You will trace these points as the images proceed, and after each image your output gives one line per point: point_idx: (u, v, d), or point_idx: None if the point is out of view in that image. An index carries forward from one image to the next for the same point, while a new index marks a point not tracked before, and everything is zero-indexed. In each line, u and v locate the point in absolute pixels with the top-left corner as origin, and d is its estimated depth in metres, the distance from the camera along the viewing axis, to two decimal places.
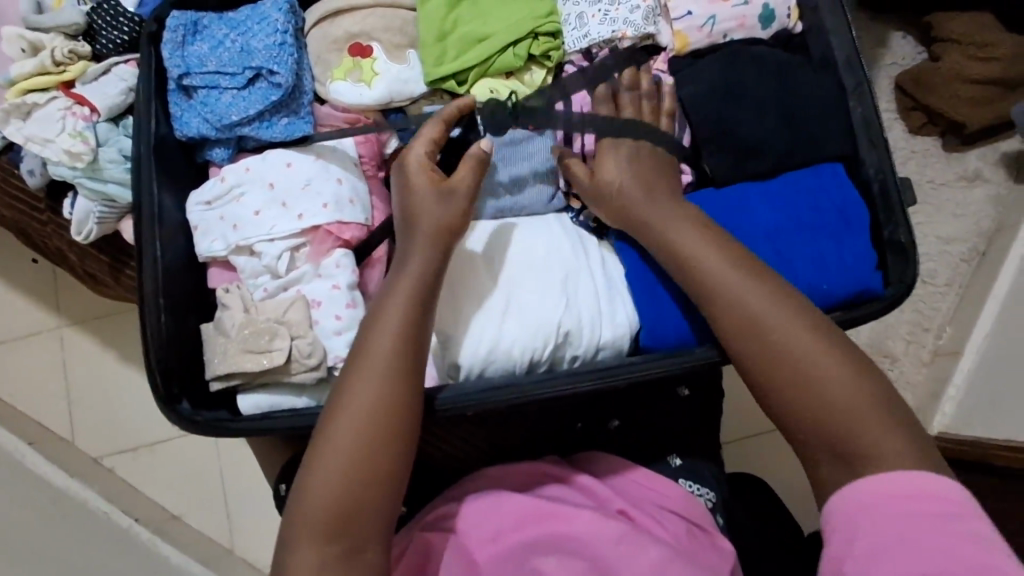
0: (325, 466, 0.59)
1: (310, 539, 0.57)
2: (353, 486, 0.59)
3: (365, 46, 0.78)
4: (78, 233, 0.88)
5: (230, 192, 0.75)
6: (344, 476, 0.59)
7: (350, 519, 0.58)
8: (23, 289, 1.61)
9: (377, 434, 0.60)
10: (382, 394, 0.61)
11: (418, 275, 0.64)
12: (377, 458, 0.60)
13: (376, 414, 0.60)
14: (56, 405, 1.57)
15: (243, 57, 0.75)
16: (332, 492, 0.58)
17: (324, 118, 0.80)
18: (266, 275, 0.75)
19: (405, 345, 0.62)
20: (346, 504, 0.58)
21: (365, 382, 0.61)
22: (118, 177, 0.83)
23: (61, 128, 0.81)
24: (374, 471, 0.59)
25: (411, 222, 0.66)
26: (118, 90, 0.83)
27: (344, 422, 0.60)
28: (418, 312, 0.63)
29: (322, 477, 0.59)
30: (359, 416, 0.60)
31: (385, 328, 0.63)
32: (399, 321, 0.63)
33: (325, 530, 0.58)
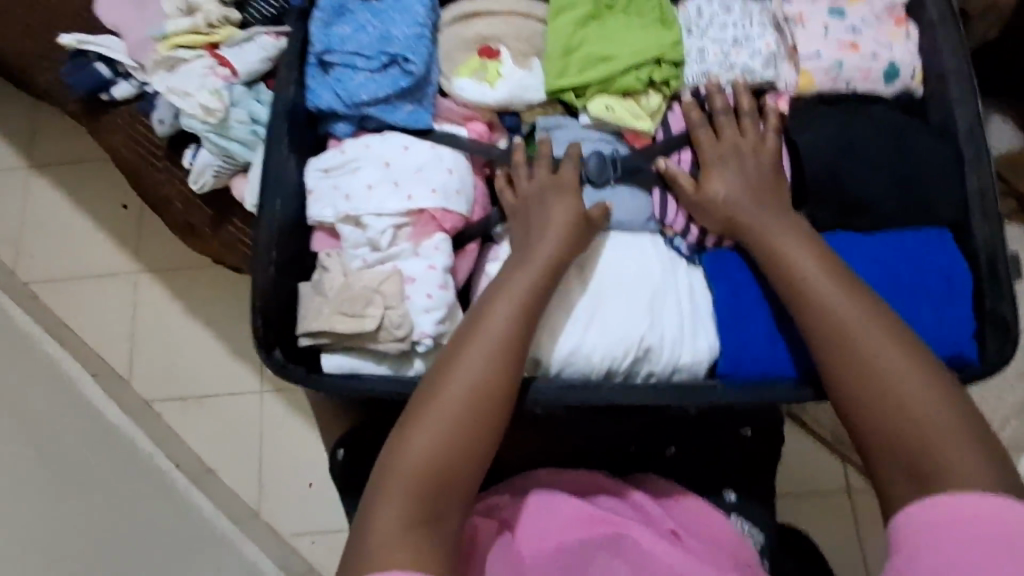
0: (424, 431, 0.62)
1: (399, 494, 0.60)
2: (447, 454, 0.62)
3: (494, 49, 0.83)
4: (194, 183, 0.94)
5: (348, 163, 0.80)
6: (440, 444, 0.62)
7: (439, 486, 0.61)
8: (111, 231, 1.72)
9: (477, 413, 0.63)
10: (490, 374, 0.64)
11: (537, 275, 0.69)
12: (471, 435, 0.63)
13: (481, 393, 0.64)
14: (120, 345, 1.65)
15: (382, 43, 0.80)
16: (430, 455, 0.62)
17: (444, 110, 0.84)
18: (366, 247, 0.79)
19: (512, 334, 0.66)
20: (441, 470, 0.61)
21: (477, 359, 0.65)
22: (243, 137, 0.89)
23: (203, 85, 0.87)
24: (468, 447, 0.63)
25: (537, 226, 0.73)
26: (258, 58, 0.89)
27: (446, 393, 0.64)
28: (527, 310, 0.68)
29: (419, 442, 0.62)
30: (466, 390, 0.64)
31: (501, 315, 0.67)
32: (515, 311, 0.67)
33: (418, 491, 0.60)
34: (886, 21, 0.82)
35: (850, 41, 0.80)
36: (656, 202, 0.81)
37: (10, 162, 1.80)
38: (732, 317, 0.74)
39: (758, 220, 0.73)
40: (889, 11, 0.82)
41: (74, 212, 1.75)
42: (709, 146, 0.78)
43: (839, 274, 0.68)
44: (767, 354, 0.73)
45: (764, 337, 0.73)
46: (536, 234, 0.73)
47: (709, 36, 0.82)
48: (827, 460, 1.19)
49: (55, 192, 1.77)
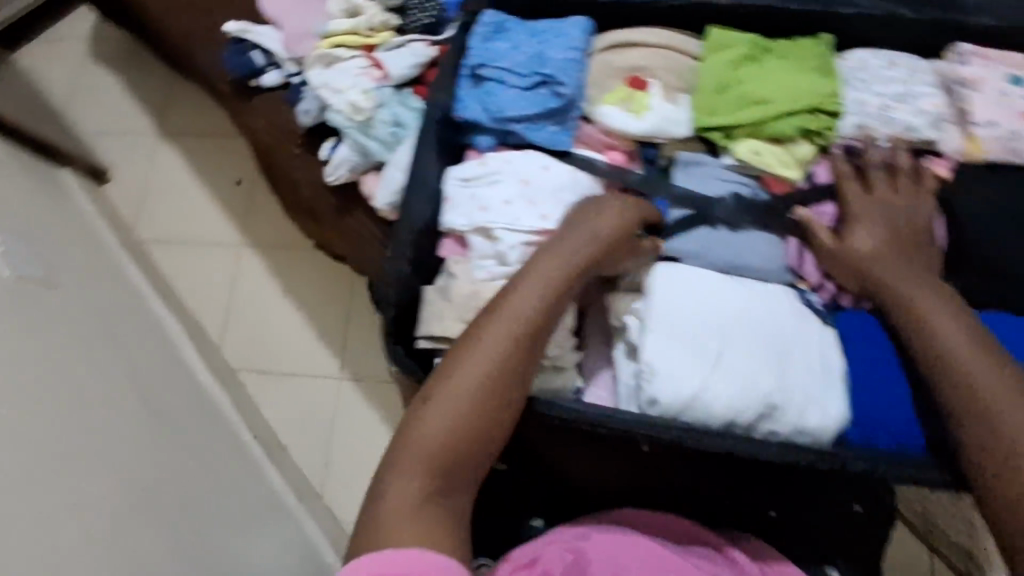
0: (440, 410, 0.65)
1: (415, 469, 0.63)
2: (465, 435, 0.64)
3: (644, 80, 0.83)
4: (330, 174, 0.97)
5: (487, 176, 0.82)
6: (459, 425, 0.64)
7: (454, 463, 0.64)
8: (223, 203, 1.83)
9: (496, 398, 0.66)
10: (506, 363, 0.67)
11: (562, 271, 0.70)
12: (484, 420, 0.65)
13: (498, 378, 0.66)
14: (216, 311, 1.73)
15: (536, 63, 0.81)
16: (444, 436, 0.64)
17: (585, 136, 0.84)
18: (494, 261, 0.80)
19: (531, 328, 0.68)
20: (452, 451, 0.64)
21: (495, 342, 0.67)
22: (383, 137, 0.92)
23: (355, 84, 0.92)
24: (481, 427, 0.65)
25: (584, 225, 0.72)
26: (410, 64, 0.92)
27: (462, 376, 0.66)
28: (547, 304, 0.69)
29: (434, 422, 0.64)
30: (484, 372, 0.66)
31: (525, 301, 0.68)
32: (535, 300, 0.68)
33: (427, 469, 0.63)
34: None
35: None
36: (792, 252, 0.79)
37: (144, 129, 1.94)
38: (867, 386, 0.72)
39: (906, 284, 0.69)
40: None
41: (193, 182, 1.86)
42: (858, 199, 0.75)
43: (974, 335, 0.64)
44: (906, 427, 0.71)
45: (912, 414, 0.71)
46: (573, 229, 0.72)
47: (872, 89, 0.79)
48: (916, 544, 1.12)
49: (179, 161, 1.89)
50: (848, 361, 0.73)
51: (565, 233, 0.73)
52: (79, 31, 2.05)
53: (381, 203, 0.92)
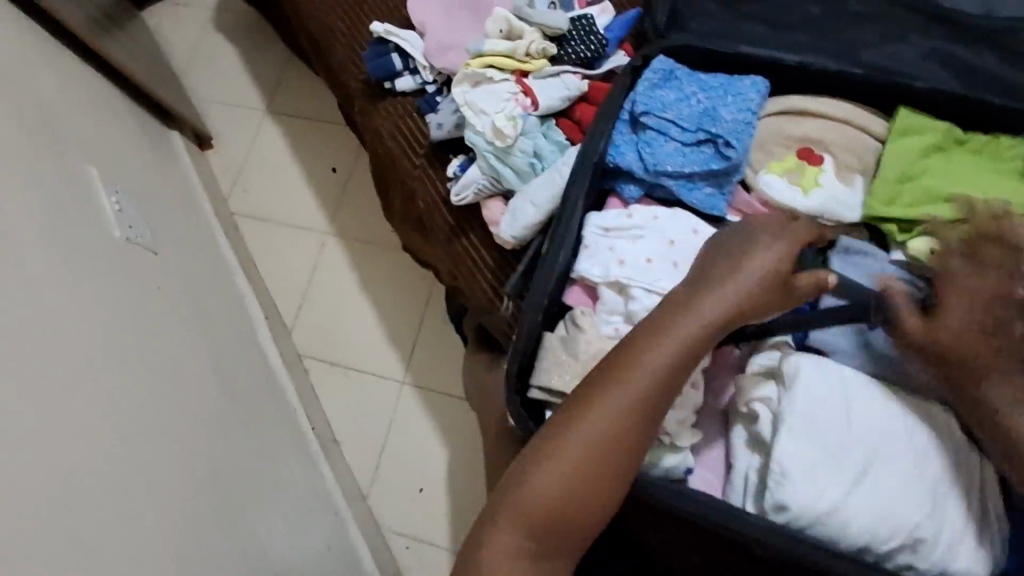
0: (554, 466, 0.61)
1: (515, 524, 0.60)
2: (574, 498, 0.60)
3: (817, 154, 0.77)
4: (456, 194, 0.94)
5: (631, 229, 0.78)
6: (568, 486, 0.60)
7: (559, 525, 0.60)
8: (316, 188, 1.84)
9: (612, 463, 0.61)
10: (629, 424, 0.62)
11: (702, 328, 0.63)
12: (600, 480, 0.61)
13: (618, 439, 0.61)
14: (293, 295, 1.74)
15: (706, 120, 0.77)
16: (555, 494, 0.60)
17: (740, 202, 0.79)
18: (622, 317, 0.76)
19: (661, 388, 0.62)
20: (562, 510, 0.60)
21: (615, 404, 0.62)
22: (519, 166, 0.88)
23: (502, 108, 0.88)
24: (589, 487, 0.61)
25: (712, 282, 0.65)
26: (561, 96, 0.89)
27: (580, 433, 0.61)
28: (683, 363, 0.63)
29: (546, 478, 0.61)
30: (596, 432, 0.61)
31: (657, 359, 0.62)
32: (663, 362, 0.62)
33: (532, 524, 0.60)
34: None
35: None
36: None
37: (252, 103, 1.97)
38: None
39: None
40: None
41: (290, 162, 1.88)
42: None
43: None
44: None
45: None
46: (706, 289, 0.65)
47: None
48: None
49: (281, 139, 1.91)
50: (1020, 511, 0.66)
51: (709, 275, 0.66)
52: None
53: (507, 232, 0.88)
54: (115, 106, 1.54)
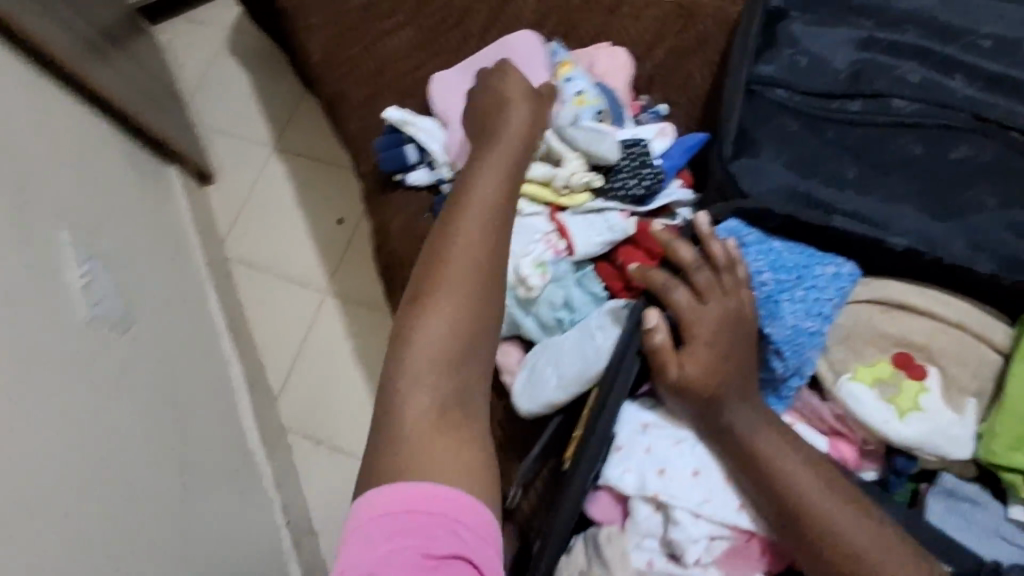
0: (439, 322, 0.60)
1: (421, 376, 0.59)
2: (456, 338, 0.60)
3: (918, 365, 0.62)
4: None
5: (673, 430, 0.64)
6: (454, 326, 0.61)
7: (454, 367, 0.60)
8: (318, 240, 1.69)
9: (482, 299, 0.63)
10: (472, 259, 0.64)
11: (499, 177, 0.69)
12: (472, 324, 0.62)
13: (482, 280, 0.63)
14: (282, 357, 1.60)
15: (764, 313, 0.63)
16: (449, 345, 0.60)
17: (808, 407, 0.65)
18: (657, 542, 0.61)
19: (491, 223, 0.66)
20: (455, 364, 0.60)
21: (467, 234, 0.65)
22: (543, 320, 0.74)
23: (529, 251, 0.74)
24: (478, 332, 0.61)
25: (490, 130, 0.73)
26: (602, 240, 0.73)
27: (446, 283, 0.62)
28: (503, 194, 0.68)
29: (440, 335, 0.60)
30: (466, 275, 0.63)
31: (485, 193, 0.68)
32: (485, 196, 0.67)
33: (435, 386, 0.58)
34: None
35: None
36: None
37: (261, 137, 1.82)
38: None
39: None
40: None
41: (294, 207, 1.74)
42: None
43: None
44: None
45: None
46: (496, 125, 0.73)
47: None
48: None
49: (288, 180, 1.77)
50: None
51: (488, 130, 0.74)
52: (224, 16, 1.95)
53: (524, 406, 0.71)
54: (106, 149, 1.40)
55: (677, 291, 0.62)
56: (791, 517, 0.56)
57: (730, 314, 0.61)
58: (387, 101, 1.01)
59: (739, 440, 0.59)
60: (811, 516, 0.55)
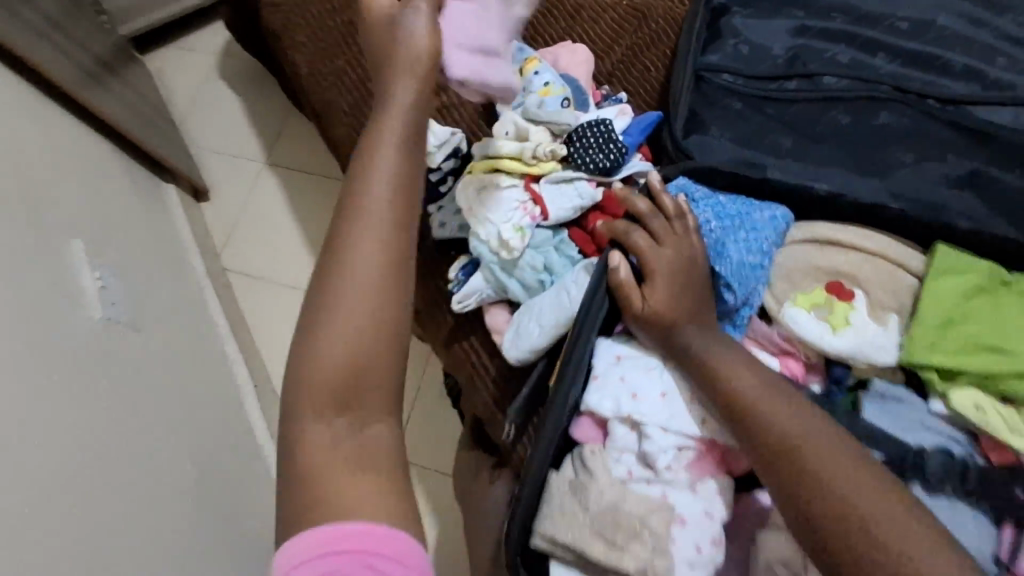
0: (336, 320, 0.57)
1: (319, 404, 0.56)
2: (358, 353, 0.56)
3: (847, 289, 0.73)
4: (456, 302, 0.87)
5: (642, 360, 0.73)
6: (353, 344, 0.56)
7: (355, 391, 0.56)
8: (312, 246, 1.78)
9: (385, 311, 0.57)
10: (370, 255, 0.58)
11: (395, 143, 0.62)
12: (377, 322, 0.57)
13: (382, 270, 0.58)
14: (283, 358, 1.67)
15: (713, 255, 0.74)
16: (350, 345, 0.56)
17: (756, 331, 0.74)
18: (634, 456, 0.71)
19: (385, 206, 0.60)
20: (358, 368, 0.56)
21: (359, 226, 0.59)
22: (527, 281, 0.83)
23: (508, 217, 0.83)
24: (381, 336, 0.57)
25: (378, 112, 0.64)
26: (573, 206, 0.83)
27: (340, 280, 0.57)
28: (404, 171, 0.62)
29: (338, 337, 0.56)
30: (363, 269, 0.57)
31: (380, 173, 0.61)
32: (386, 176, 0.61)
33: (333, 397, 0.56)
34: None
35: None
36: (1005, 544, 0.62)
37: (253, 155, 1.92)
38: None
39: None
40: None
41: (286, 217, 1.83)
42: None
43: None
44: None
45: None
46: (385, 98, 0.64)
47: None
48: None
49: (280, 193, 1.86)
50: None
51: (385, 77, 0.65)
52: (212, 43, 2.05)
53: (512, 354, 0.81)
54: (107, 166, 1.49)
55: (637, 235, 0.73)
56: (738, 417, 0.64)
57: (681, 255, 0.72)
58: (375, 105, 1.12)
59: (695, 355, 0.69)
60: (795, 460, 0.59)
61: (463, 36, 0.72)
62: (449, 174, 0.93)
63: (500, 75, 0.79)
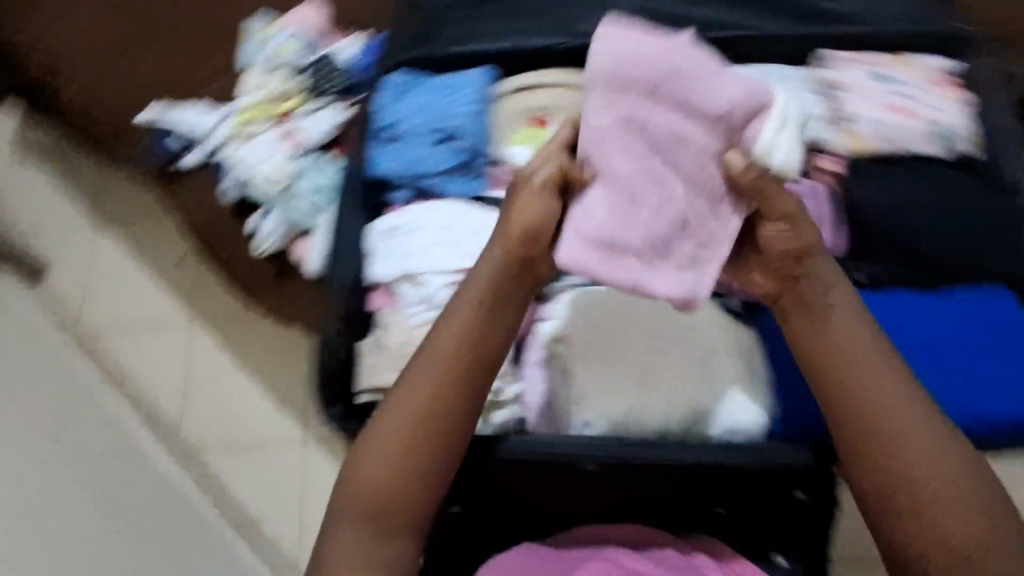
0: (377, 467, 0.66)
1: (352, 511, 0.66)
2: (387, 492, 0.65)
3: (545, 117, 0.88)
4: (259, 249, 0.99)
5: (407, 225, 0.85)
6: (382, 463, 0.66)
7: (385, 508, 0.65)
8: (169, 284, 1.78)
9: (416, 435, 0.66)
10: (420, 417, 0.66)
11: (477, 314, 0.68)
12: (413, 467, 0.66)
13: (416, 425, 0.66)
14: (173, 393, 1.68)
15: (440, 120, 0.88)
16: (378, 486, 0.65)
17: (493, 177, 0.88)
18: (423, 304, 0.82)
19: (450, 374, 0.67)
20: (378, 507, 0.65)
21: (412, 392, 0.67)
22: (308, 205, 0.96)
23: (274, 151, 1.00)
24: (417, 472, 0.66)
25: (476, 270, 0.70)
26: (324, 129, 1.00)
27: (393, 436, 0.66)
28: (482, 328, 0.68)
29: (368, 483, 0.66)
30: (402, 422, 0.66)
31: (451, 327, 0.68)
32: (449, 346, 0.68)
33: (364, 532, 0.65)
34: (934, 86, 0.92)
35: (895, 104, 0.91)
36: None
37: (82, 218, 1.90)
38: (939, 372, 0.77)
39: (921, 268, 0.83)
40: (935, 76, 0.94)
41: (136, 266, 1.82)
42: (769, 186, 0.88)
43: (970, 527, 0.58)
44: (966, 403, 0.76)
45: (963, 385, 0.76)
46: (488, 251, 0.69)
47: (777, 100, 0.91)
48: (859, 523, 1.14)
49: (122, 248, 1.84)
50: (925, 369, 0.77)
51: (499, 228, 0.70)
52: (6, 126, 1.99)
53: (310, 267, 0.95)
54: None
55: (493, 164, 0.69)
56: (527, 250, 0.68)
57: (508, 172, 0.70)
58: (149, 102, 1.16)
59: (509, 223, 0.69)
60: (849, 380, 0.63)
61: (591, 229, 0.62)
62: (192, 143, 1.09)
63: (628, 277, 0.62)
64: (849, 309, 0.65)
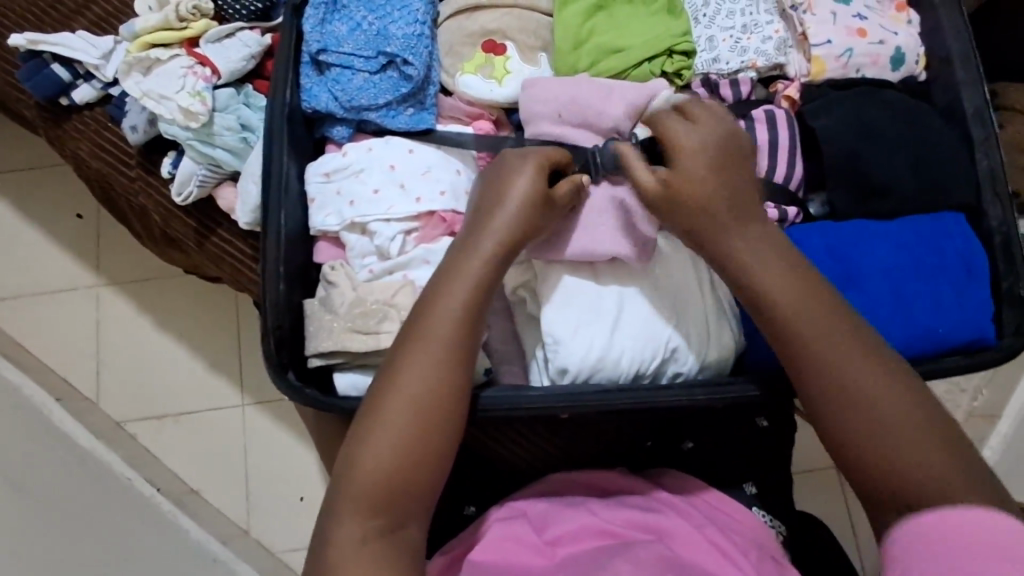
0: (385, 443, 0.61)
1: (352, 512, 0.60)
2: (399, 468, 0.61)
3: (499, 44, 0.79)
4: (177, 195, 0.85)
5: (350, 167, 0.76)
6: (392, 455, 0.61)
7: (392, 504, 0.61)
8: (59, 241, 1.50)
9: (428, 415, 0.63)
10: (429, 390, 0.63)
11: (470, 286, 0.65)
12: (424, 442, 0.62)
13: (430, 396, 0.63)
14: (82, 362, 1.46)
15: (379, 41, 0.77)
16: (387, 463, 0.61)
17: (444, 110, 0.81)
18: (375, 256, 0.76)
19: (454, 337, 0.64)
20: (394, 487, 0.61)
21: (414, 367, 0.63)
22: (230, 144, 0.83)
23: (182, 86, 0.82)
24: (431, 447, 0.62)
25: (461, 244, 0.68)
26: (242, 56, 0.84)
27: (394, 409, 0.62)
28: (478, 300, 0.66)
29: (376, 457, 0.61)
30: (406, 395, 0.63)
31: (453, 296, 0.65)
32: (455, 309, 0.65)
33: (372, 504, 0.60)
34: (888, 6, 0.82)
35: (858, 27, 0.79)
36: None
37: None
38: (928, 296, 0.72)
39: (907, 188, 0.76)
40: None
41: (7, 218, 1.50)
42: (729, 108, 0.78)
43: None
44: (962, 323, 0.72)
45: (955, 308, 0.72)
46: (470, 237, 0.68)
47: (716, 24, 0.80)
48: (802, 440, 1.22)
49: None
50: (920, 302, 0.72)
51: (481, 208, 0.69)
52: None
53: (242, 219, 0.82)
54: None
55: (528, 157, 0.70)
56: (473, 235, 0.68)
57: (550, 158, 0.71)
58: (26, 28, 0.96)
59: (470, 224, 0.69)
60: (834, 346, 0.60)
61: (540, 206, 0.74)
62: (79, 78, 0.93)
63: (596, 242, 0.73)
64: (783, 264, 0.63)
